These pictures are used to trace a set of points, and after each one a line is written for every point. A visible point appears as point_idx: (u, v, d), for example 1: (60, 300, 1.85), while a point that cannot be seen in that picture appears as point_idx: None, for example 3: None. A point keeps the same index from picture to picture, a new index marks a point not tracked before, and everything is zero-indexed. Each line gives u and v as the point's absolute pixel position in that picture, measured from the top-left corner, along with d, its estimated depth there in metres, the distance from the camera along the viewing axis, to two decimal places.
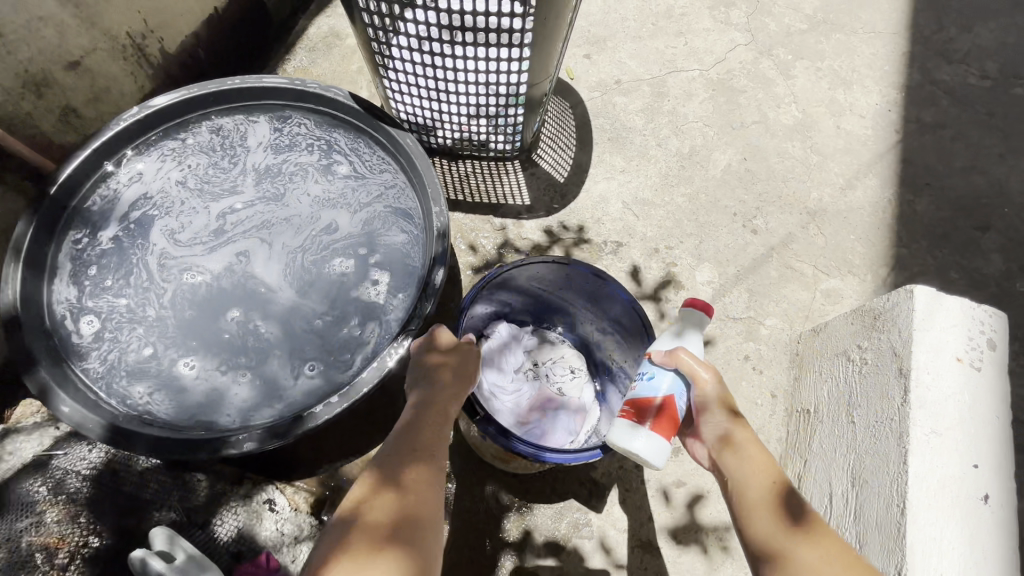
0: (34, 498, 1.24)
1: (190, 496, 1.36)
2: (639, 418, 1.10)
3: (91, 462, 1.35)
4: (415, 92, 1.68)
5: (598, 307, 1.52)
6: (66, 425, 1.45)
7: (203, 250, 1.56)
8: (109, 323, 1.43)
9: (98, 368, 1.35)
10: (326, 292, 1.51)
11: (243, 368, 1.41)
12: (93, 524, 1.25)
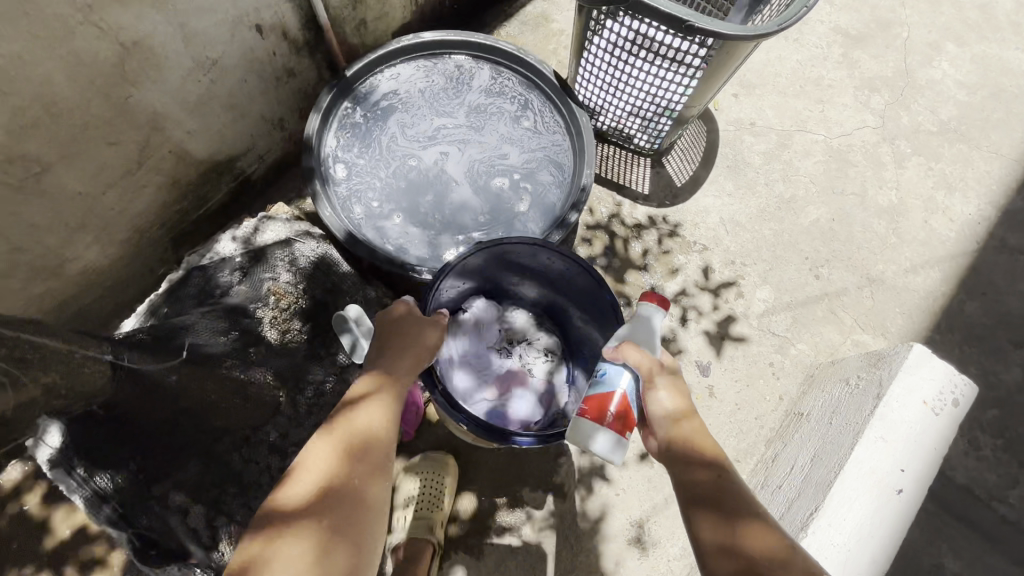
0: (279, 261, 1.94)
1: (366, 299, 2.04)
2: (599, 416, 1.39)
3: (314, 253, 2.03)
4: (598, 84, 2.23)
5: (568, 285, 1.90)
6: (302, 225, 2.15)
7: (420, 148, 2.15)
8: (352, 176, 2.06)
9: (342, 200, 1.99)
10: (488, 201, 2.10)
11: (424, 232, 2.03)
12: (303, 289, 1.92)
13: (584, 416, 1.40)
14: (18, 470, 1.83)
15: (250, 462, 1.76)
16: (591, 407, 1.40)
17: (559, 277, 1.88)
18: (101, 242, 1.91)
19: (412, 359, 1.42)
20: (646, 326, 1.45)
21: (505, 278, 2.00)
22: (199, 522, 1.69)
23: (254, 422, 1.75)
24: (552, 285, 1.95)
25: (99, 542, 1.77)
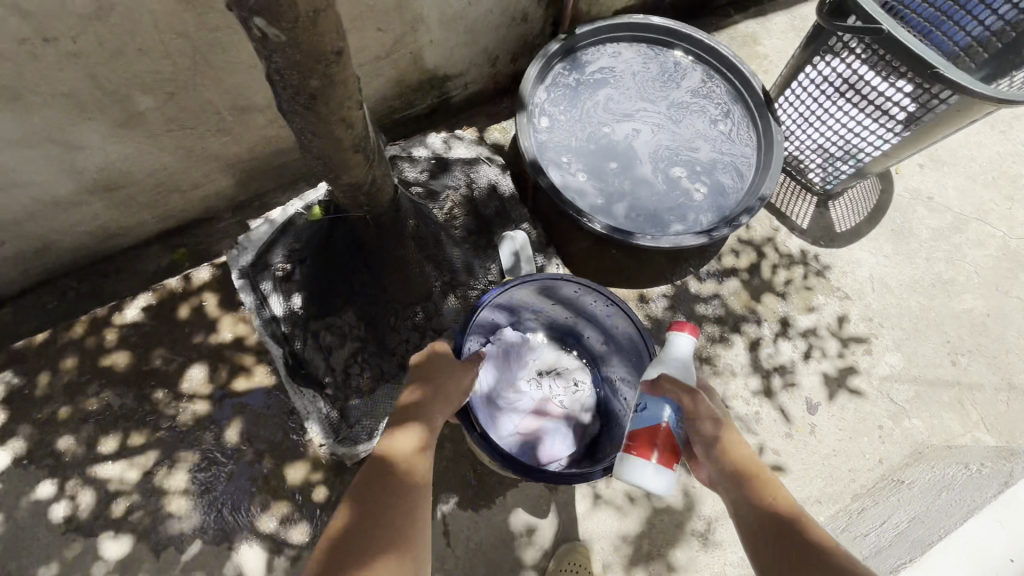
0: (460, 177, 2.19)
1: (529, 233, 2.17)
2: (643, 450, 1.26)
3: (493, 179, 2.23)
4: (798, 109, 2.29)
5: (603, 322, 1.88)
6: (484, 152, 2.31)
7: (616, 114, 2.30)
8: (551, 118, 2.25)
9: (537, 135, 2.19)
10: (661, 182, 2.21)
11: (597, 189, 2.18)
12: (476, 207, 2.16)
13: (629, 451, 1.28)
14: (208, 272, 2.17)
15: (393, 335, 1.95)
16: (637, 446, 1.27)
17: (593, 313, 1.86)
18: None
19: (449, 394, 1.33)
20: (677, 354, 1.39)
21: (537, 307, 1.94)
22: (340, 365, 1.93)
23: (409, 302, 1.93)
24: (586, 317, 1.92)
25: (250, 351, 2.07)
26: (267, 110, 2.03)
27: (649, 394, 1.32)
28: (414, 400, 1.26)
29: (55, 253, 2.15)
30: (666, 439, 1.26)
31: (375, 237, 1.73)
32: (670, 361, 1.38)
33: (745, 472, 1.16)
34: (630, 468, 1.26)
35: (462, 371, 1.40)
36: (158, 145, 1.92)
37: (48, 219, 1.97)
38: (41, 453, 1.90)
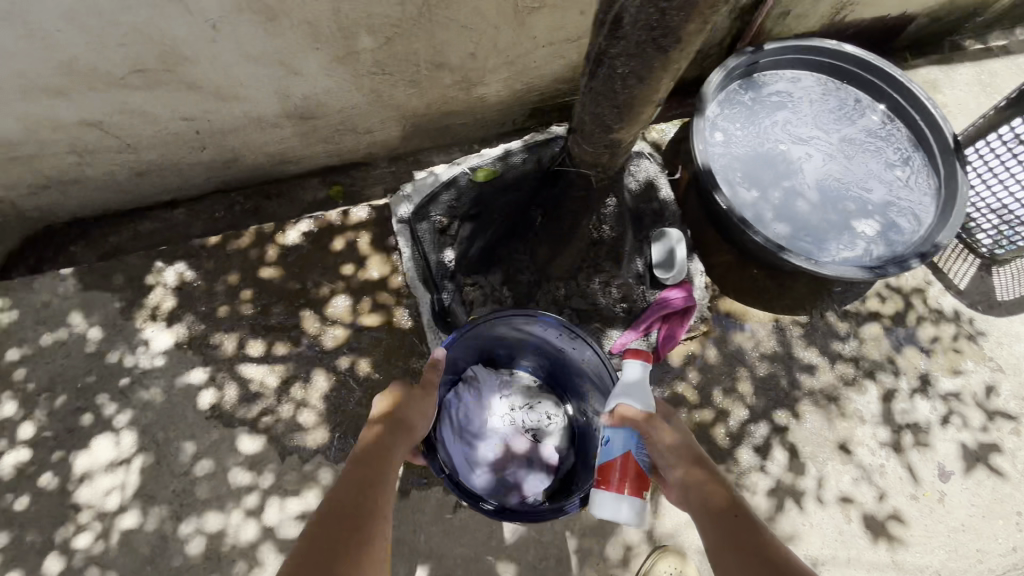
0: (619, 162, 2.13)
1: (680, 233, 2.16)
2: (608, 483, 1.38)
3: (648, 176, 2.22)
4: (982, 164, 2.17)
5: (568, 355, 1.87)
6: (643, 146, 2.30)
7: (788, 135, 2.27)
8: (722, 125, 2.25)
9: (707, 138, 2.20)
10: (823, 211, 2.17)
11: (756, 203, 2.16)
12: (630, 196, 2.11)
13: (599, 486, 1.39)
14: (365, 213, 2.28)
15: (533, 306, 2.02)
16: (608, 477, 1.38)
17: (562, 348, 1.86)
18: (506, 83, 2.31)
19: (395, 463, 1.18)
20: (629, 385, 1.47)
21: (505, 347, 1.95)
22: None
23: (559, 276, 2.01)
24: (554, 350, 1.91)
25: (390, 292, 2.16)
26: (457, 71, 2.14)
27: (609, 426, 1.42)
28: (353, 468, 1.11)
29: (236, 167, 2.33)
30: (629, 465, 1.36)
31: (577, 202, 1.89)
32: (625, 391, 1.46)
33: (697, 471, 1.16)
34: (603, 498, 1.37)
35: (405, 441, 1.26)
36: (358, 85, 2.06)
37: (244, 135, 2.15)
38: (198, 343, 2.06)
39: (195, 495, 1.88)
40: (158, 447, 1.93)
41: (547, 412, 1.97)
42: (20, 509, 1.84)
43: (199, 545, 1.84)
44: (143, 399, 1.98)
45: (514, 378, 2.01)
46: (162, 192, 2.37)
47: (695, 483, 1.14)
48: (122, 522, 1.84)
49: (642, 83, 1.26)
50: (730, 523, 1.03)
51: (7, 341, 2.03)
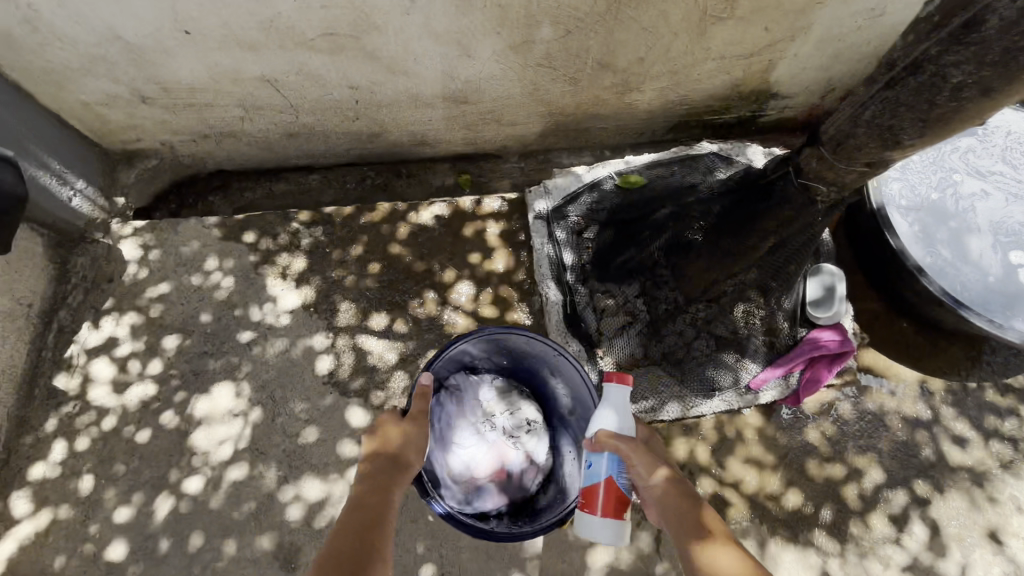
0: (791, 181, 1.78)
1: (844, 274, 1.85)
2: (592, 505, 1.36)
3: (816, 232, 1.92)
4: None
5: (552, 363, 1.70)
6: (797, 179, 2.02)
7: (973, 177, 2.09)
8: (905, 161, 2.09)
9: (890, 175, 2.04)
10: (1006, 265, 2.00)
11: (934, 251, 2.01)
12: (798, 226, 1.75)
13: (582, 509, 1.38)
14: (495, 205, 2.22)
15: (669, 324, 1.89)
16: (593, 500, 1.36)
17: (544, 356, 1.71)
18: (661, 93, 2.23)
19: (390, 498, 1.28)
20: (611, 410, 1.38)
21: (489, 352, 1.79)
22: (608, 330, 1.92)
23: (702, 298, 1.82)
24: (535, 360, 1.76)
25: (514, 286, 2.10)
26: (618, 73, 2.09)
27: (592, 452, 1.36)
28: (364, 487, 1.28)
29: (377, 142, 2.36)
30: (611, 490, 1.35)
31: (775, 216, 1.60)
32: (606, 416, 1.37)
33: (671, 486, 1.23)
34: (587, 521, 1.37)
35: (401, 471, 1.35)
36: (520, 76, 2.04)
37: (397, 111, 2.17)
38: (325, 308, 2.06)
39: (304, 458, 1.85)
40: (275, 404, 1.92)
41: (529, 418, 1.80)
42: (140, 441, 1.85)
43: (301, 511, 1.79)
44: (266, 354, 1.98)
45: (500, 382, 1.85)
46: (303, 157, 2.42)
47: (671, 502, 1.20)
48: (232, 473, 1.82)
49: (986, 97, 1.09)
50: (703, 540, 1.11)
51: (150, 276, 2.09)
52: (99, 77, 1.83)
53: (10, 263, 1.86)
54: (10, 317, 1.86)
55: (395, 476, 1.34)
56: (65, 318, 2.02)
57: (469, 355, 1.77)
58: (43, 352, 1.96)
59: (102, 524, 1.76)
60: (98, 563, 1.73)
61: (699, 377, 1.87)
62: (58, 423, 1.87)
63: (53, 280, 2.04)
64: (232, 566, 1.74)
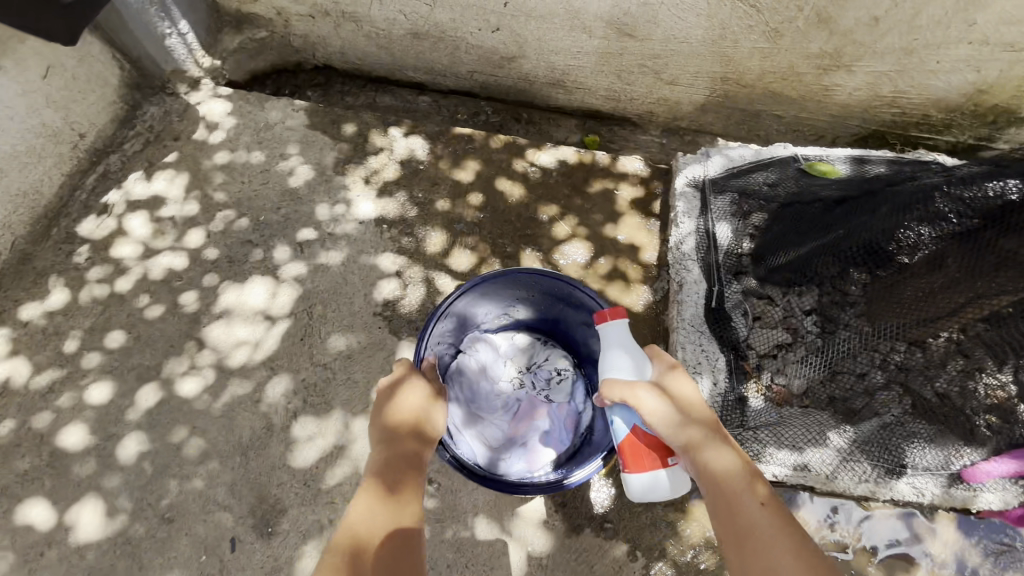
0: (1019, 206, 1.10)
1: None
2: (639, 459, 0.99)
3: None
4: None
5: (569, 299, 1.24)
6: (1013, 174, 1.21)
7: None
8: None
9: None
10: None
11: None
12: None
13: (627, 470, 0.99)
14: (635, 167, 1.76)
15: (847, 363, 1.33)
16: (631, 458, 0.99)
17: (569, 299, 1.25)
18: (878, 81, 1.74)
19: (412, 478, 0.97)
20: (618, 352, 1.02)
21: (501, 302, 1.33)
22: (760, 346, 1.42)
23: (904, 335, 1.25)
24: (557, 302, 1.29)
25: (637, 265, 1.64)
26: (835, 36, 1.63)
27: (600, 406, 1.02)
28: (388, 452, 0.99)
29: (509, 70, 2.00)
30: (646, 443, 0.98)
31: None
32: (610, 361, 1.01)
33: (706, 437, 0.89)
34: (637, 483, 0.99)
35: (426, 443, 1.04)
36: (711, 9, 1.62)
37: (548, 29, 1.79)
38: (400, 229, 1.68)
39: (325, 396, 1.43)
40: (312, 321, 1.53)
41: (558, 365, 1.33)
42: (146, 319, 1.51)
43: (301, 463, 1.35)
44: (319, 262, 1.61)
45: (516, 335, 1.39)
46: (420, 70, 2.09)
47: (705, 457, 0.87)
48: (236, 388, 1.43)
49: None
50: (751, 511, 0.81)
51: (220, 145, 1.80)
52: None
53: (76, 80, 1.60)
54: (53, 138, 1.58)
55: (410, 451, 1.00)
56: (115, 164, 1.74)
57: (477, 308, 1.32)
58: (76, 192, 1.67)
59: (68, 402, 1.40)
60: (42, 451, 1.34)
61: (883, 445, 1.31)
62: (66, 274, 1.56)
63: (118, 120, 1.77)
64: (194, 507, 1.30)
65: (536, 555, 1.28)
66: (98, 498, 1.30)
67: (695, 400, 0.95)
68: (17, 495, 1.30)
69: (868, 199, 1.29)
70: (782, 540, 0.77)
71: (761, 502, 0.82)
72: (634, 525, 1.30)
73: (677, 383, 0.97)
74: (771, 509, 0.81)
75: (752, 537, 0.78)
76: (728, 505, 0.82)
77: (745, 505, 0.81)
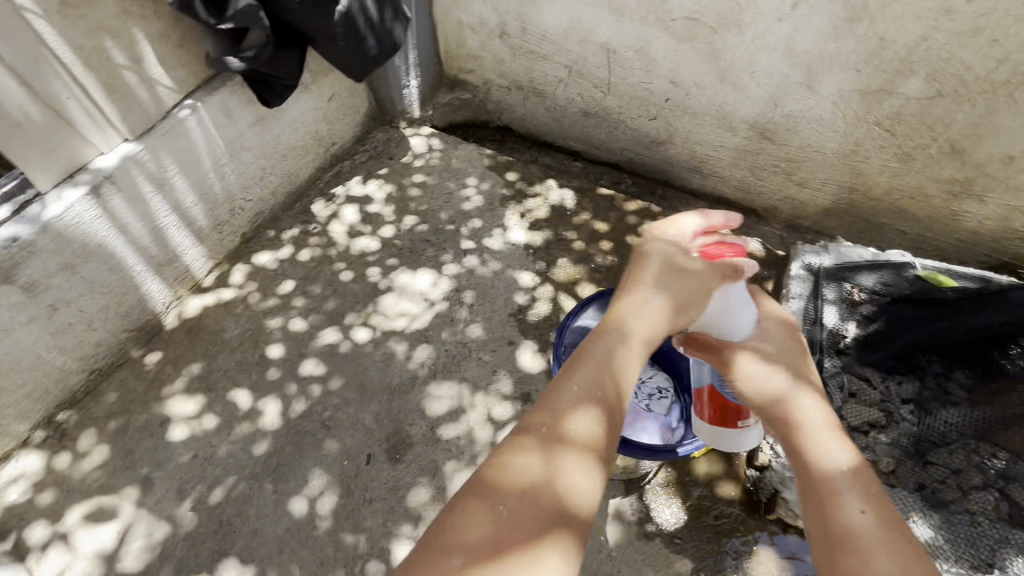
0: None
1: None
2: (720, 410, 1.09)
3: None
4: None
5: None
6: None
7: None
8: None
9: None
10: None
11: None
12: None
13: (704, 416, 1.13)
14: (756, 248, 1.98)
15: (938, 453, 1.42)
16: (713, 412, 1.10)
17: None
18: (1008, 214, 1.84)
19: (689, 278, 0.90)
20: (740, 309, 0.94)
21: None
22: (852, 421, 1.52)
23: (1005, 441, 1.37)
24: None
25: None
26: (967, 166, 1.79)
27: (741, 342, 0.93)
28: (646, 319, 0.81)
29: (655, 151, 2.37)
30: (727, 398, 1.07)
31: None
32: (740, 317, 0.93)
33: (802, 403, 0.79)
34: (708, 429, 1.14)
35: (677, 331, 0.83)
36: (848, 128, 1.88)
37: (697, 125, 2.17)
38: (543, 256, 2.02)
39: (459, 368, 1.74)
40: (460, 307, 1.87)
41: (660, 385, 1.47)
42: (343, 278, 1.95)
43: (431, 413, 1.65)
44: (476, 266, 1.97)
45: None
46: (580, 141, 2.53)
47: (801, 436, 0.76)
48: (393, 344, 1.79)
49: None
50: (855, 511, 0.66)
51: (419, 168, 2.30)
52: (485, 3, 2.21)
53: (344, 106, 2.24)
54: (318, 141, 2.19)
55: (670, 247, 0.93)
56: (346, 167, 2.32)
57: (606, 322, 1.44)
58: (317, 182, 2.25)
59: (279, 322, 1.85)
60: (255, 352, 1.79)
61: (971, 540, 1.31)
62: (297, 235, 2.08)
63: (356, 139, 2.38)
64: (347, 423, 1.64)
65: (607, 544, 1.44)
66: (282, 396, 1.70)
67: (779, 350, 0.90)
68: (232, 379, 1.73)
69: (973, 310, 1.50)
70: (884, 549, 0.62)
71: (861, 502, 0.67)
72: (701, 547, 1.43)
73: (776, 348, 0.89)
74: (879, 521, 0.65)
75: (847, 532, 0.65)
76: (820, 491, 0.70)
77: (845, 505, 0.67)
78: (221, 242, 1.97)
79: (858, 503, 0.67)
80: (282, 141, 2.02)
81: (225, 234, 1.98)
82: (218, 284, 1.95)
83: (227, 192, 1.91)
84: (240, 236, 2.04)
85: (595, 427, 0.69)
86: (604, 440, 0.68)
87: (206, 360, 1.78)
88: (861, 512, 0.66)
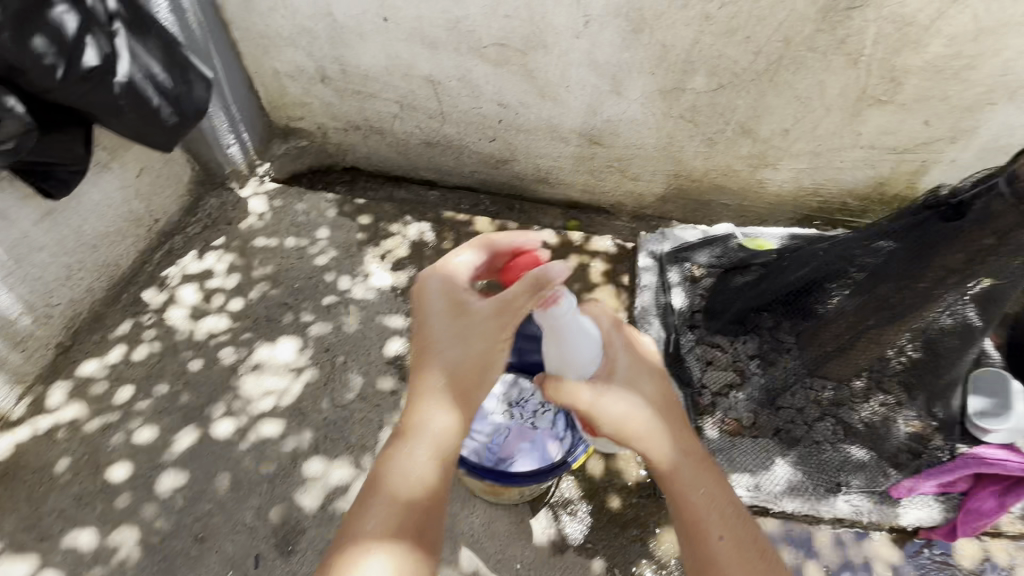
0: (932, 308, 1.28)
1: (959, 351, 1.34)
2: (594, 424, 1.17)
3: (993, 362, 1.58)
4: None
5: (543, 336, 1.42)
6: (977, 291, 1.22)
7: None
8: None
9: None
10: None
11: None
12: (915, 340, 1.37)
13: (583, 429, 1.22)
14: (609, 245, 2.11)
15: (785, 396, 1.60)
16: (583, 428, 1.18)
17: None
18: (797, 176, 2.16)
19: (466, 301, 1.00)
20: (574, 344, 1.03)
21: None
22: (714, 386, 1.68)
23: (829, 373, 1.54)
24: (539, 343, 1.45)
25: None
26: (757, 143, 2.07)
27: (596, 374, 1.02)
28: (441, 394, 0.91)
29: (503, 170, 2.44)
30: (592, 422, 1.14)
31: (953, 340, 1.33)
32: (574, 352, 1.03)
33: (662, 436, 0.93)
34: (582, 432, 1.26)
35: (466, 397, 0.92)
36: (659, 124, 2.09)
37: (533, 140, 2.27)
38: (411, 294, 1.97)
39: (342, 433, 1.64)
40: (333, 368, 1.77)
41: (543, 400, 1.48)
42: (192, 367, 1.76)
43: (320, 490, 1.55)
44: (342, 321, 1.88)
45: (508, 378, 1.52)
46: (431, 171, 2.54)
47: (669, 473, 0.91)
48: (265, 426, 1.65)
49: None
50: (715, 535, 0.85)
51: (262, 229, 2.14)
52: (297, 49, 2.12)
53: (160, 177, 2.00)
54: (136, 222, 1.95)
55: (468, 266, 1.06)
56: (178, 243, 2.08)
57: None
58: (145, 265, 2.00)
59: (121, 437, 1.62)
60: (96, 479, 1.55)
61: (820, 466, 1.54)
62: (129, 331, 1.84)
63: (184, 210, 2.15)
64: (224, 529, 1.48)
65: (524, 571, 1.45)
66: (139, 523, 1.49)
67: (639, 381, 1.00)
68: (73, 519, 1.49)
69: (780, 263, 1.60)
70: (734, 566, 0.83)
71: (720, 532, 0.85)
72: (612, 545, 1.49)
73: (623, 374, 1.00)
74: (732, 541, 0.85)
75: (709, 557, 0.84)
76: (689, 522, 0.87)
77: (709, 535, 0.85)
78: (29, 362, 1.69)
79: (717, 530, 0.86)
80: (86, 231, 1.77)
81: (32, 351, 1.70)
82: (35, 412, 1.67)
83: (22, 305, 1.64)
84: (55, 349, 1.76)
85: (395, 527, 0.80)
86: (405, 529, 0.80)
87: (33, 504, 1.51)
88: (717, 534, 0.85)
